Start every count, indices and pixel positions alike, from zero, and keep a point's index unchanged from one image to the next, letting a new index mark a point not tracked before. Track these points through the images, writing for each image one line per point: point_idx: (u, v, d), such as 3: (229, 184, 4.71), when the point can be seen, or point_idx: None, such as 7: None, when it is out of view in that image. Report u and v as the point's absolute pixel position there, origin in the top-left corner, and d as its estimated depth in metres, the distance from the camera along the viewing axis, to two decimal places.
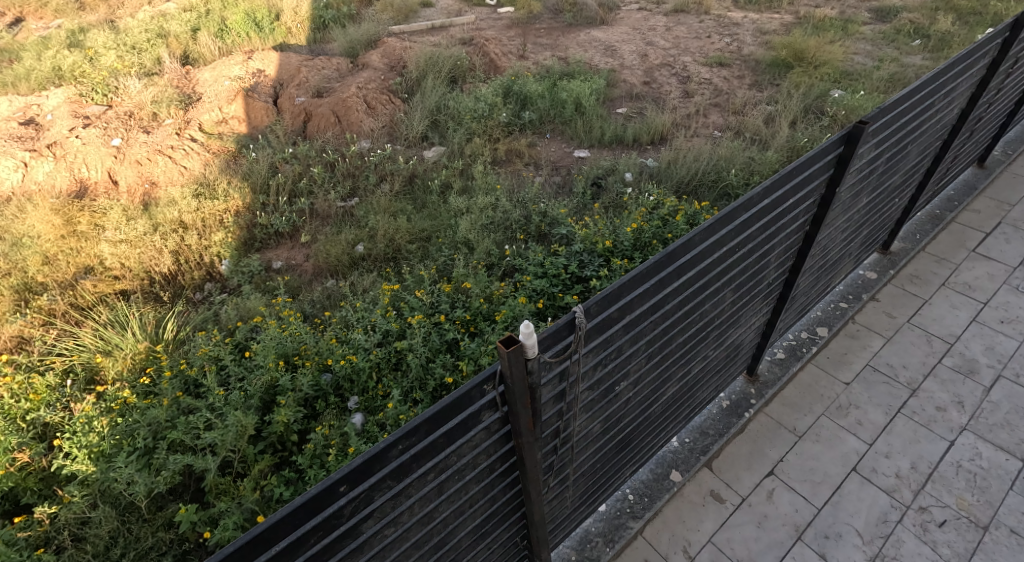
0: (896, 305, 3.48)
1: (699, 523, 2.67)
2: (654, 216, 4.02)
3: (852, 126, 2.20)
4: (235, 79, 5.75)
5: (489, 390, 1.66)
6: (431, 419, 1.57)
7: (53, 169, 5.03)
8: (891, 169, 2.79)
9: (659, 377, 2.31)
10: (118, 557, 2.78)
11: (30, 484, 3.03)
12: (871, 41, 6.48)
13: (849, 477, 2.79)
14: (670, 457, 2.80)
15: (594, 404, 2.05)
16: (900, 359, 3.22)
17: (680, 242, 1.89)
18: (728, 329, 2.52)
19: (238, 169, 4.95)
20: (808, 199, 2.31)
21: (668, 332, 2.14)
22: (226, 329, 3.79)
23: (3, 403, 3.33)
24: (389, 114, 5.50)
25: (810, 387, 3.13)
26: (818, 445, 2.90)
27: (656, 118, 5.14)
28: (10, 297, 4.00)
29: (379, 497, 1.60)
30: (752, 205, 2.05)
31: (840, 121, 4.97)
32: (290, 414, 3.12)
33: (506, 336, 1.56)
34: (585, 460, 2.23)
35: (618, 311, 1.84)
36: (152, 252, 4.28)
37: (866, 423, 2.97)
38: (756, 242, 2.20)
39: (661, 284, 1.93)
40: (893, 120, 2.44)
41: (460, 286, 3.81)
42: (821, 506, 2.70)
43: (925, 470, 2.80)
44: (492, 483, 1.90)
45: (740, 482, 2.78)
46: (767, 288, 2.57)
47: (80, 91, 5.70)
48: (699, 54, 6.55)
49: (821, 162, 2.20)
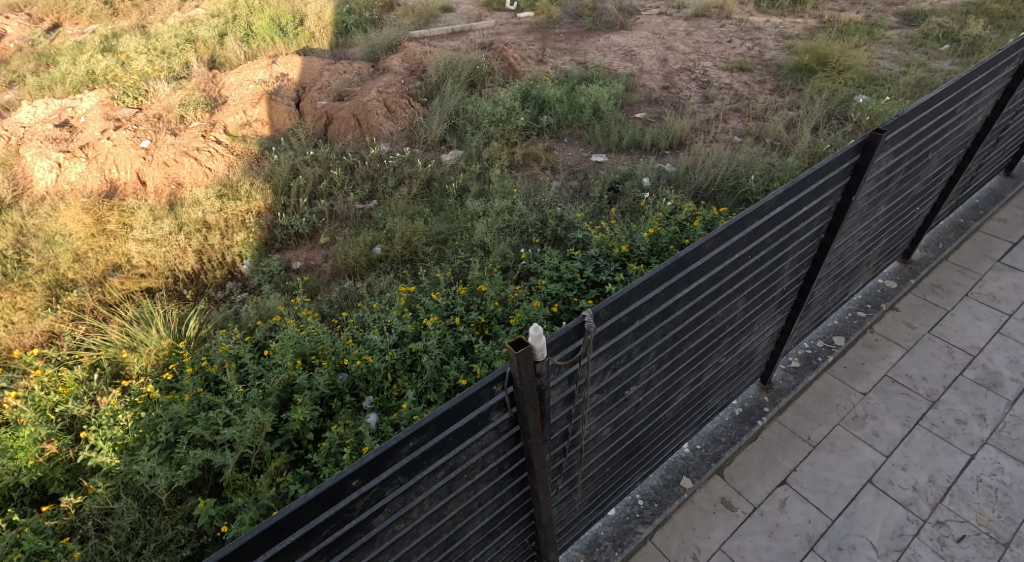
0: (917, 315, 3.42)
1: (709, 530, 2.65)
2: (672, 221, 4.01)
3: (869, 133, 2.17)
4: (259, 83, 5.88)
5: (498, 391, 1.68)
6: (440, 419, 1.59)
7: (85, 169, 5.20)
8: (910, 177, 2.74)
9: (669, 383, 2.30)
10: (140, 548, 2.87)
11: (57, 475, 3.15)
12: (898, 46, 6.37)
13: (864, 488, 2.75)
14: (681, 464, 2.79)
15: (603, 409, 2.06)
16: (920, 370, 3.17)
17: (691, 248, 1.88)
18: (740, 336, 2.51)
19: (261, 171, 5.06)
20: (823, 207, 2.29)
21: (679, 337, 2.14)
22: (246, 327, 3.88)
23: (34, 394, 3.45)
24: (408, 117, 5.57)
25: (826, 396, 3.09)
26: (833, 455, 2.86)
27: (675, 123, 5.13)
28: (42, 293, 4.14)
29: (389, 493, 1.63)
30: (765, 213, 2.04)
31: (863, 127, 4.89)
32: (306, 412, 3.19)
33: (516, 338, 1.58)
34: (594, 463, 2.23)
35: (627, 316, 1.84)
36: (176, 251, 4.39)
37: (883, 435, 2.93)
38: (769, 249, 2.19)
39: (671, 289, 1.93)
40: (912, 128, 2.40)
41: (475, 289, 3.85)
42: (835, 517, 2.67)
43: (944, 484, 2.74)
44: (501, 484, 1.92)
45: (753, 490, 2.76)
46: (782, 295, 2.55)
47: (112, 94, 5.88)
48: (719, 59, 6.51)
49: (837, 170, 2.18)
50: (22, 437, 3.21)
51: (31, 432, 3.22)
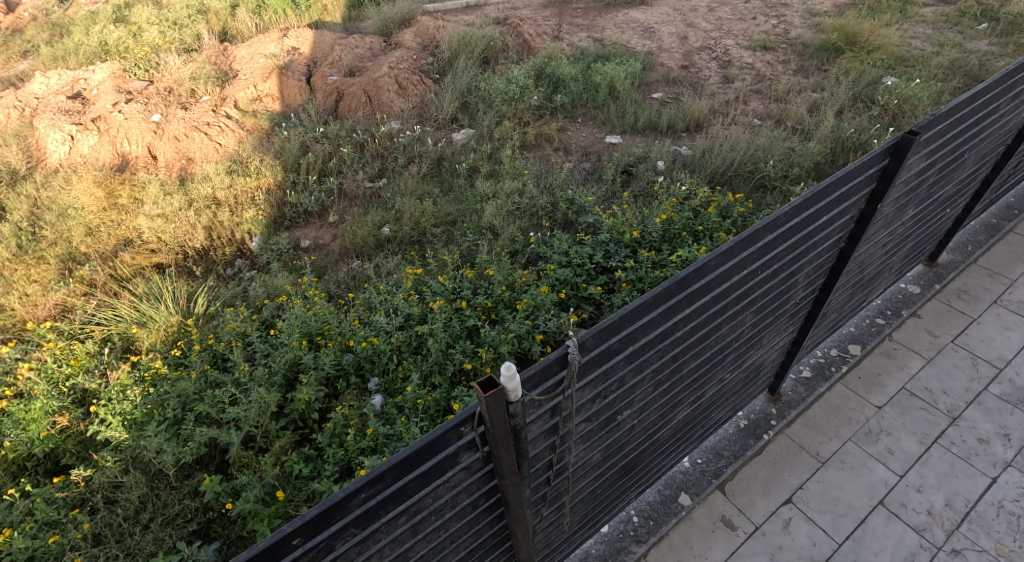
0: (940, 323, 3.31)
1: (707, 550, 2.57)
2: (686, 207, 3.92)
3: (900, 136, 2.05)
4: (270, 57, 5.80)
5: (467, 432, 1.58)
6: (397, 466, 1.50)
7: (98, 143, 5.17)
8: (943, 178, 2.61)
9: (668, 403, 2.23)
10: (148, 522, 2.87)
11: (68, 446, 3.19)
12: (932, 24, 6.11)
13: (875, 510, 2.66)
14: (681, 478, 2.72)
15: (593, 435, 1.98)
16: (941, 384, 3.06)
17: (693, 268, 1.78)
18: (748, 351, 2.42)
19: (270, 147, 5.00)
20: (846, 215, 2.18)
21: (678, 358, 2.06)
22: (253, 306, 3.87)
23: (47, 366, 3.48)
24: (420, 94, 5.47)
25: (838, 408, 2.99)
26: (843, 473, 2.77)
27: (693, 105, 4.98)
28: (55, 266, 4.15)
29: (341, 545, 1.55)
30: (779, 225, 1.93)
31: (891, 111, 4.70)
32: (312, 392, 3.18)
33: (485, 379, 1.48)
34: (584, 487, 2.16)
35: (619, 342, 1.75)
36: (186, 227, 4.36)
37: (897, 452, 2.83)
38: (783, 262, 2.09)
39: (670, 311, 1.84)
40: (948, 128, 2.27)
41: (483, 273, 3.77)
42: (842, 541, 2.58)
43: (962, 509, 2.65)
44: (476, 519, 1.84)
45: (756, 509, 2.67)
46: (795, 307, 2.45)
47: (124, 66, 5.82)
48: (742, 37, 6.29)
49: (863, 175, 2.07)
50: (33, 410, 3.24)
51: (43, 404, 3.25)
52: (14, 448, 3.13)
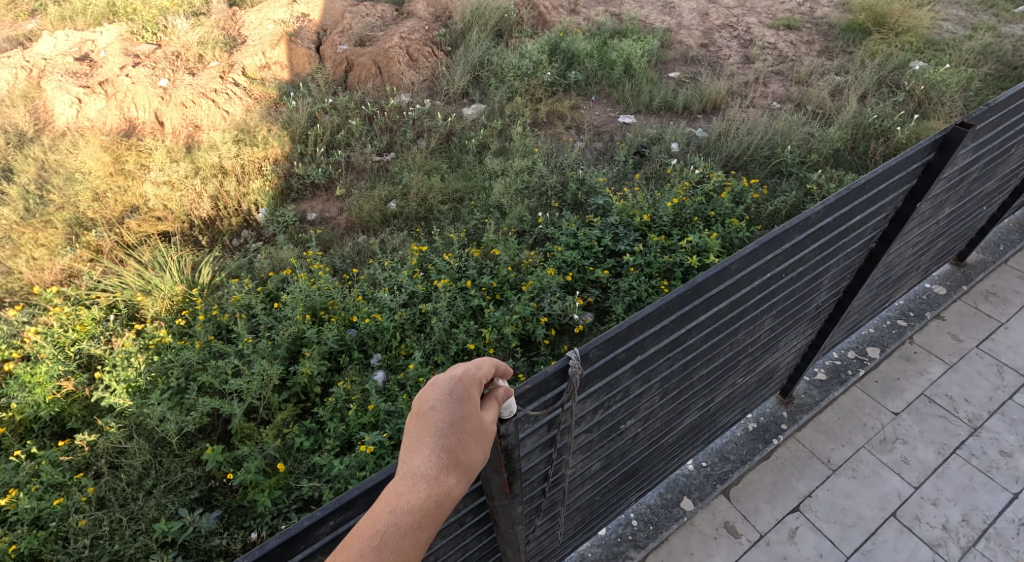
0: (965, 326, 3.23)
1: (708, 557, 2.53)
2: (699, 191, 3.84)
3: (949, 129, 1.97)
4: (279, 23, 5.69)
5: None
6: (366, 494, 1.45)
7: (105, 107, 5.13)
8: (986, 174, 2.51)
9: (675, 409, 2.18)
10: (151, 488, 2.86)
11: (74, 411, 3.19)
12: (965, 7, 5.89)
13: (886, 522, 2.61)
14: (684, 482, 2.69)
15: (592, 445, 1.94)
16: (962, 392, 2.99)
17: (711, 273, 1.71)
18: (762, 355, 2.37)
19: (278, 117, 4.93)
20: (881, 214, 2.10)
21: (689, 365, 2.00)
22: (259, 278, 3.84)
23: (53, 331, 3.47)
24: (431, 67, 5.37)
25: (852, 413, 2.94)
26: (854, 482, 2.72)
27: (710, 86, 4.83)
28: (61, 231, 4.12)
29: None
30: (810, 225, 1.86)
31: (917, 97, 4.55)
32: (314, 366, 3.16)
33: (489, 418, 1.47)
34: (582, 494, 2.13)
35: (625, 352, 1.69)
36: (192, 196, 4.30)
37: (913, 462, 2.77)
38: (809, 264, 2.02)
39: (684, 319, 1.78)
40: (997, 122, 2.18)
41: (489, 253, 3.72)
42: (851, 553, 2.53)
43: (980, 525, 2.59)
44: (464, 534, 1.78)
45: (761, 515, 2.63)
46: (816, 310, 2.38)
47: (132, 29, 5.77)
48: (765, 15, 6.09)
49: (906, 171, 1.99)
50: (40, 373, 3.25)
51: (48, 368, 3.25)
52: (21, 410, 3.14)
